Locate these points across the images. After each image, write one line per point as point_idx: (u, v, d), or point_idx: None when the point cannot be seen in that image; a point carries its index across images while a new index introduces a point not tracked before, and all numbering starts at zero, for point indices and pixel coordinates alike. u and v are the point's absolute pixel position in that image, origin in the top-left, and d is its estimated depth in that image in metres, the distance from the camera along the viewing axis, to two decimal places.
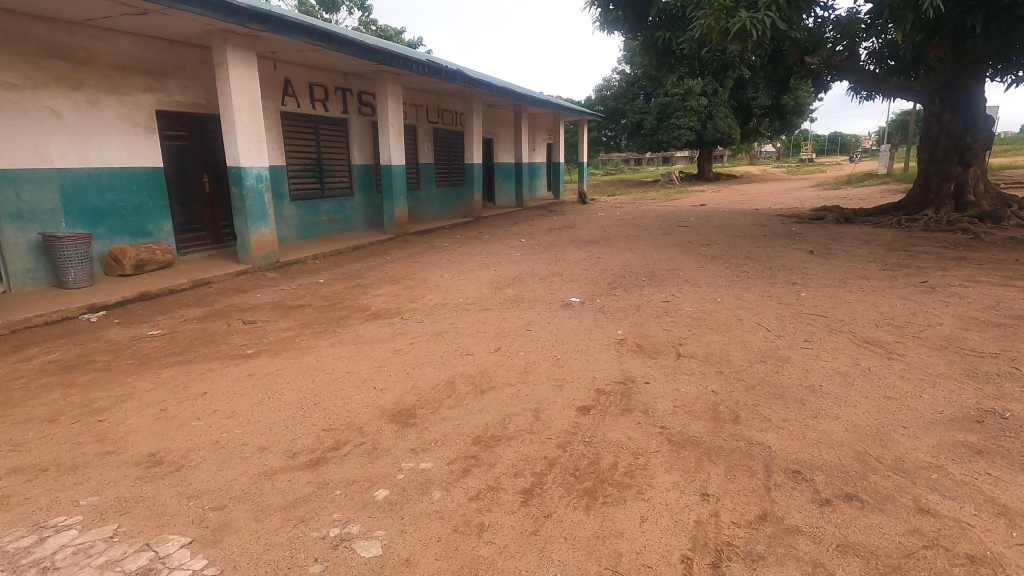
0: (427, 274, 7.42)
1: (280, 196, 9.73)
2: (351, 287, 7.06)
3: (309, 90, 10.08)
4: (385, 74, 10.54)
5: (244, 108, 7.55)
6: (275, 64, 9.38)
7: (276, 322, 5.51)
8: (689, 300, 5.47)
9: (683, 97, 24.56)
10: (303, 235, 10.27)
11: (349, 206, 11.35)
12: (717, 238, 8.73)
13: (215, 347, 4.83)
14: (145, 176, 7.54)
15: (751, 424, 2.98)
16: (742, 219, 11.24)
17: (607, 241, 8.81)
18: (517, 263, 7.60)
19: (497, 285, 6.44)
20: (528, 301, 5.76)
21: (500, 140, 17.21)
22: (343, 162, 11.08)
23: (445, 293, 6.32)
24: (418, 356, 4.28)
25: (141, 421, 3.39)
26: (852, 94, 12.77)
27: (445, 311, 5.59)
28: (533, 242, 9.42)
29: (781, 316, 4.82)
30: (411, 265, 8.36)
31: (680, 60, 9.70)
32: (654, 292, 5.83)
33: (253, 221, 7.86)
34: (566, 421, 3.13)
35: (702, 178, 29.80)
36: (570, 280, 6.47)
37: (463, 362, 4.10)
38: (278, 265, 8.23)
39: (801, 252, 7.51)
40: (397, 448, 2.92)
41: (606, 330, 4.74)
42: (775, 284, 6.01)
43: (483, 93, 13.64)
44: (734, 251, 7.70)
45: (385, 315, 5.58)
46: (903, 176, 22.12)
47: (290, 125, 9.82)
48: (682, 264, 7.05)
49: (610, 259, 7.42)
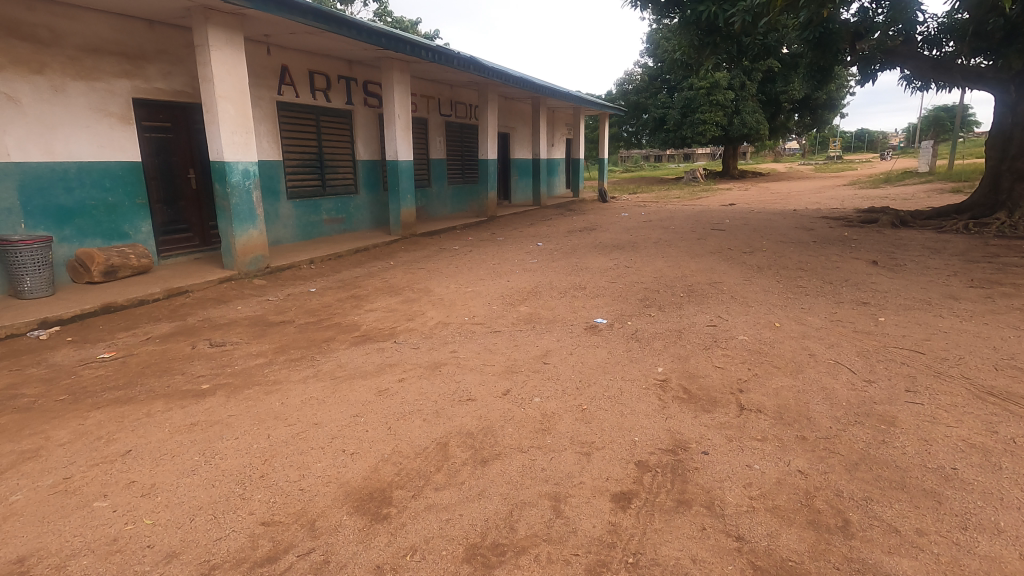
0: (431, 284, 6.55)
1: (276, 194, 8.95)
2: (345, 299, 6.20)
3: (309, 79, 9.27)
4: (392, 61, 9.67)
5: (228, 95, 6.71)
6: (270, 50, 8.56)
7: (248, 345, 4.67)
8: (743, 326, 4.50)
9: (709, 91, 23.27)
10: (300, 236, 9.47)
11: (354, 205, 10.54)
12: (760, 244, 7.71)
13: (166, 380, 3.99)
14: (120, 172, 6.77)
15: (872, 540, 2.04)
16: (782, 221, 10.17)
17: (635, 245, 7.87)
18: (532, 272, 6.69)
19: (509, 301, 5.53)
20: (546, 323, 4.85)
21: (516, 134, 16.32)
22: (346, 157, 10.27)
23: (448, 310, 5.43)
24: (407, 401, 3.39)
25: (31, 497, 2.56)
26: (905, 84, 11.63)
27: (446, 335, 4.69)
28: (551, 246, 8.50)
29: (864, 351, 3.84)
30: (415, 271, 7.47)
31: (726, 39, 8.76)
32: (697, 315, 4.88)
33: (239, 221, 7.02)
34: (599, 522, 2.21)
35: (726, 176, 28.59)
36: (595, 295, 5.53)
37: (463, 412, 3.20)
38: (268, 270, 7.40)
39: (863, 263, 6.48)
40: (358, 564, 2.04)
41: (643, 366, 3.80)
42: (842, 304, 5.02)
43: (498, 84, 12.71)
44: (782, 261, 6.69)
45: (376, 338, 4.71)
46: (947, 173, 20.70)
47: (287, 117, 9.03)
48: (724, 276, 6.08)
49: (640, 268, 6.47)
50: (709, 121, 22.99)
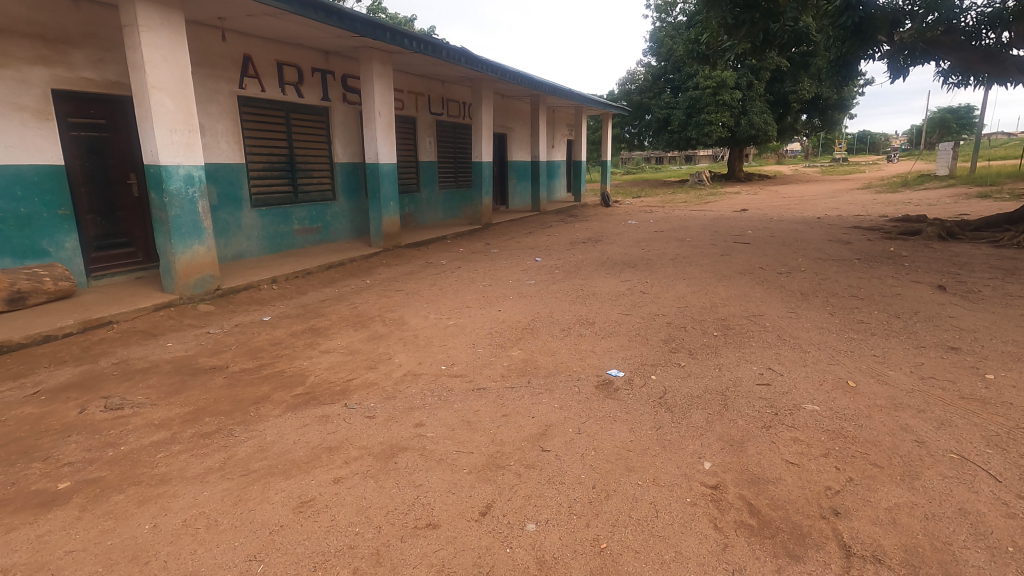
0: (407, 313, 5.45)
1: (237, 201, 7.85)
2: (300, 334, 5.08)
3: (277, 72, 8.18)
4: (373, 51, 8.56)
5: (165, 87, 5.60)
6: (230, 37, 7.48)
7: (153, 407, 3.55)
8: (806, 387, 3.39)
9: (715, 90, 22.08)
10: (268, 248, 8.37)
11: (331, 213, 9.44)
12: (795, 261, 6.61)
13: (15, 472, 2.86)
14: (36, 178, 5.65)
15: None
16: (811, 232, 9.06)
17: (649, 263, 6.77)
18: (529, 298, 5.58)
19: (498, 341, 4.42)
20: (546, 377, 3.73)
21: (514, 135, 15.25)
22: (321, 159, 9.16)
23: (421, 354, 4.31)
24: (339, 526, 2.27)
25: None
26: (940, 80, 10.60)
27: (414, 395, 3.58)
28: (551, 262, 7.39)
29: (995, 437, 2.72)
30: (391, 294, 6.35)
31: (764, 17, 8.00)
32: (740, 367, 3.76)
33: (180, 237, 5.89)
34: None
35: (732, 178, 27.49)
36: (607, 334, 4.42)
37: (418, 556, 2.09)
38: (218, 293, 6.28)
39: (928, 288, 5.37)
40: None
41: (683, 459, 2.68)
42: (925, 351, 3.91)
43: (494, 80, 11.62)
44: (828, 284, 5.58)
45: (322, 400, 3.59)
46: (969, 177, 19.58)
47: (251, 114, 7.93)
48: (764, 306, 4.98)
49: (659, 295, 5.37)
50: (716, 121, 21.85)
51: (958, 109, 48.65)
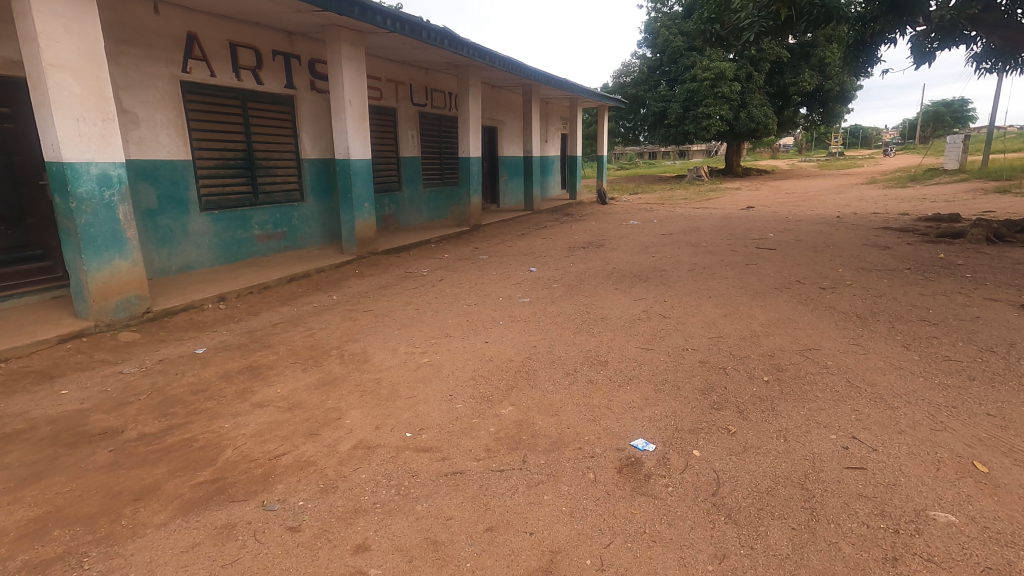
0: (373, 345, 4.39)
1: (183, 204, 6.76)
2: (235, 374, 4.02)
3: (230, 54, 7.07)
4: (342, 31, 7.45)
5: (68, 66, 4.50)
6: (168, 11, 6.35)
7: None
8: (921, 476, 2.36)
9: (714, 82, 20.98)
10: (222, 258, 7.28)
11: (298, 216, 8.35)
12: (835, 272, 5.61)
13: None
14: None
15: None
16: (837, 234, 8.06)
17: (663, 276, 5.74)
18: (523, 324, 4.54)
19: (483, 391, 3.38)
20: (549, 452, 2.70)
21: (505, 128, 14.17)
22: (286, 155, 8.05)
23: (382, 410, 3.26)
24: None
25: None
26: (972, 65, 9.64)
27: (362, 484, 2.54)
28: (547, 274, 6.34)
29: None
30: (357, 315, 5.29)
31: None
32: (812, 435, 2.74)
33: (94, 251, 4.80)
34: None
35: (730, 174, 26.52)
36: (626, 382, 3.38)
37: None
38: (148, 316, 5.20)
39: (1012, 309, 4.37)
40: None
41: None
42: None
43: (482, 66, 10.52)
44: (887, 304, 4.58)
45: (231, 495, 2.52)
46: (981, 171, 18.73)
47: (198, 103, 6.83)
48: (819, 337, 3.96)
49: (684, 321, 4.34)
50: (714, 114, 20.84)
51: (955, 101, 48.02)
